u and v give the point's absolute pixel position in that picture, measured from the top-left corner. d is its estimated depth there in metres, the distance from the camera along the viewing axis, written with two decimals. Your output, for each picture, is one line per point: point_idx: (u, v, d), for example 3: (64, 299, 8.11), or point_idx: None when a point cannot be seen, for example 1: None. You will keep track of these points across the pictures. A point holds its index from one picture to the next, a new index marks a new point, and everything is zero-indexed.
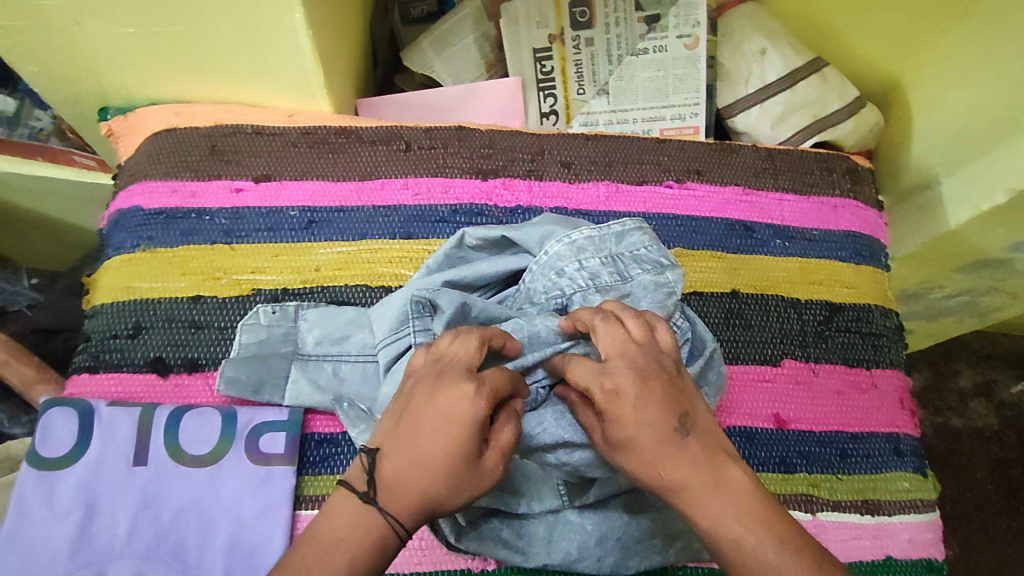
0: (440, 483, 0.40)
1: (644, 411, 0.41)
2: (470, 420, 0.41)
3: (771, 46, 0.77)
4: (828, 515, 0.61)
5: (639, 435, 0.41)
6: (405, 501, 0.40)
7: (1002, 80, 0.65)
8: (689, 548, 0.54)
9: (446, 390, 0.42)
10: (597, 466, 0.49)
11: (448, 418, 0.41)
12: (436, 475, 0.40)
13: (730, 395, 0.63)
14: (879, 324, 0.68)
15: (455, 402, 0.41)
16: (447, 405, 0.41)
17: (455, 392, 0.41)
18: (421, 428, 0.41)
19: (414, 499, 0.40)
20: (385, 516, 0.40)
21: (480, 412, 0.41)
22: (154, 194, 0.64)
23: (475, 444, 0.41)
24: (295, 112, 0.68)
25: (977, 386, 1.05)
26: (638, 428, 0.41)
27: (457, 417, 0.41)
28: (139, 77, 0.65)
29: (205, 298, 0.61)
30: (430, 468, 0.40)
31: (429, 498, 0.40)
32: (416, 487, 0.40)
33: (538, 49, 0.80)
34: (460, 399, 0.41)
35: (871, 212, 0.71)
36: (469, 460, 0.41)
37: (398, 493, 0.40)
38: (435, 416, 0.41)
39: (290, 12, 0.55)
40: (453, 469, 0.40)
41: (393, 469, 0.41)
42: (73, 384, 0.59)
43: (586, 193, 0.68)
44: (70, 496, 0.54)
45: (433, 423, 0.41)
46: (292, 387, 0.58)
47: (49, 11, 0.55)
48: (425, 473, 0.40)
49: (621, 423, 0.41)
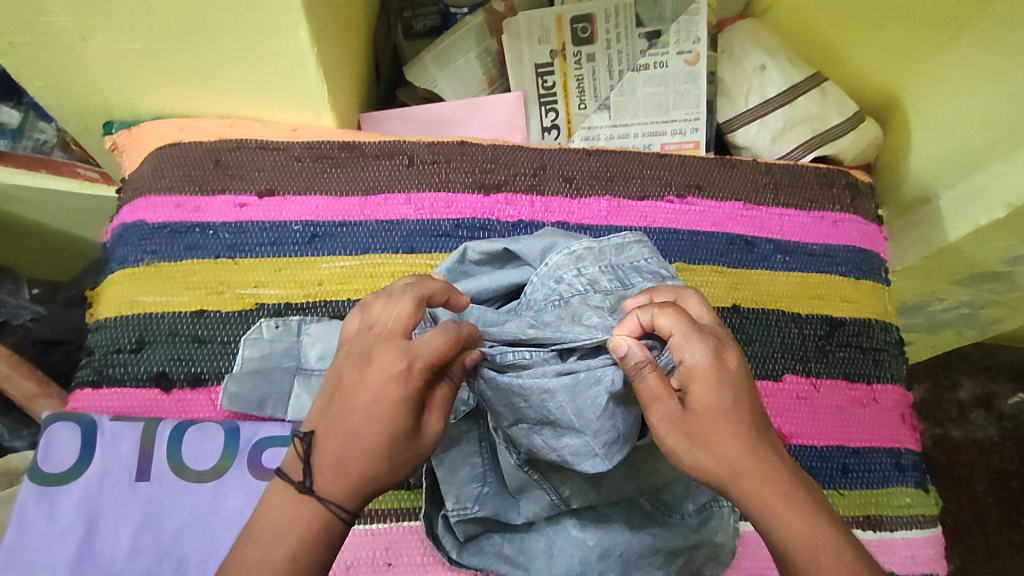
0: (379, 464, 0.41)
1: (737, 383, 0.43)
2: (404, 398, 0.41)
3: (771, 61, 0.79)
4: (863, 533, 0.61)
5: (722, 413, 0.42)
6: (346, 485, 0.41)
7: (1001, 96, 0.65)
8: (692, 564, 0.54)
9: (378, 367, 0.41)
10: (586, 457, 0.46)
11: (383, 398, 0.41)
12: (375, 456, 0.41)
13: (776, 411, 0.63)
14: (879, 339, 0.68)
15: (387, 380, 0.41)
16: (381, 384, 0.41)
17: (387, 366, 0.41)
18: (356, 409, 0.41)
19: (354, 480, 0.41)
20: (326, 505, 0.40)
21: (412, 389, 0.41)
22: (158, 209, 0.64)
23: (412, 416, 0.41)
24: (298, 127, 0.69)
25: (977, 398, 1.05)
26: (727, 398, 0.42)
27: (390, 397, 0.41)
28: (145, 93, 0.65)
29: (209, 312, 0.61)
30: (368, 450, 0.41)
31: (370, 479, 0.41)
32: (353, 469, 0.41)
33: (540, 64, 0.81)
34: (393, 379, 0.41)
35: (871, 227, 0.72)
36: (407, 433, 0.41)
37: (337, 477, 0.41)
38: (370, 394, 0.41)
39: (295, 29, 0.55)
40: (395, 446, 0.41)
41: (330, 453, 0.41)
42: (76, 399, 0.59)
43: (588, 207, 0.68)
44: (71, 512, 0.53)
45: (368, 403, 0.41)
46: (295, 403, 0.58)
47: (56, 28, 0.56)
48: (362, 456, 0.41)
49: (708, 390, 0.42)
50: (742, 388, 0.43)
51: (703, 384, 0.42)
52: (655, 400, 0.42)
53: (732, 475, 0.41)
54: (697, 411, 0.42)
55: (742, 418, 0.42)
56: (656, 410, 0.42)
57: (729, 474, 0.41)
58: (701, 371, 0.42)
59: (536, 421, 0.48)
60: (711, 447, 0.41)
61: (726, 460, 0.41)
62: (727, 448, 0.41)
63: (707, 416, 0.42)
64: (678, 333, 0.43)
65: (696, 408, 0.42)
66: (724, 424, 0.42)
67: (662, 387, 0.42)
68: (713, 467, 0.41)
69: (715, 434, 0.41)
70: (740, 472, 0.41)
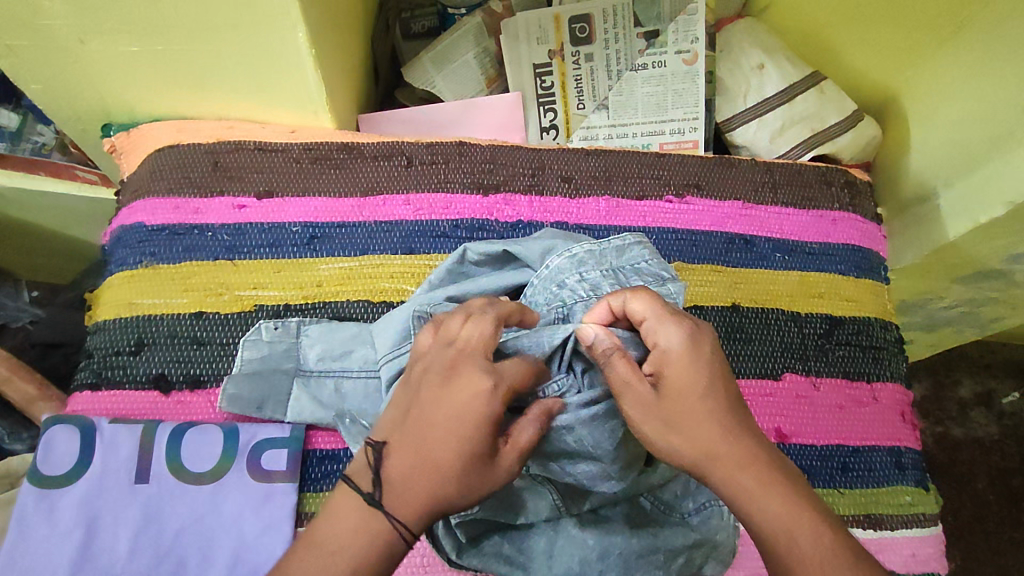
0: (450, 488, 0.41)
1: (711, 366, 0.44)
2: (484, 420, 0.41)
3: (769, 60, 0.79)
4: (857, 531, 0.61)
5: (696, 395, 0.43)
6: (413, 505, 0.40)
7: (1000, 94, 0.65)
8: (692, 563, 0.53)
9: (461, 385, 0.42)
10: (602, 479, 0.49)
11: (462, 416, 0.41)
12: (445, 475, 0.41)
13: (775, 411, 0.63)
14: (880, 337, 0.68)
15: (469, 400, 0.41)
16: (462, 403, 0.41)
17: (470, 386, 0.42)
18: (433, 426, 0.41)
19: (421, 498, 0.41)
20: (392, 522, 0.40)
21: (493, 412, 0.41)
22: (156, 211, 0.64)
23: (490, 441, 0.41)
24: (297, 128, 0.69)
25: (977, 396, 1.05)
26: (699, 379, 0.43)
27: (472, 418, 0.41)
28: (144, 95, 0.65)
29: (207, 313, 0.61)
30: (439, 468, 0.41)
31: (437, 503, 0.41)
32: (422, 490, 0.41)
33: (538, 65, 0.81)
34: (471, 398, 0.42)
35: (870, 225, 0.72)
36: (481, 458, 0.41)
37: (406, 496, 0.41)
38: (449, 412, 0.41)
39: (293, 30, 0.55)
40: (468, 472, 0.41)
41: (400, 468, 0.41)
42: (75, 401, 0.59)
43: (587, 207, 0.68)
44: (70, 515, 0.54)
45: (447, 422, 0.41)
46: (294, 404, 0.58)
47: (54, 30, 0.55)
48: (433, 474, 0.41)
49: (680, 372, 0.43)
50: (716, 371, 0.44)
51: (675, 366, 0.44)
52: (626, 383, 0.44)
53: (705, 460, 0.42)
54: (669, 392, 0.43)
55: (716, 399, 0.43)
56: (628, 393, 0.44)
57: (700, 455, 0.42)
58: (674, 353, 0.44)
59: (554, 449, 0.49)
60: (683, 429, 0.42)
61: (699, 441, 0.42)
62: (699, 427, 0.42)
63: (680, 397, 0.43)
64: (650, 317, 0.45)
65: (669, 389, 0.43)
66: (697, 406, 0.43)
67: (631, 372, 0.44)
68: (684, 447, 0.42)
69: (685, 413, 0.43)
70: (714, 454, 0.42)
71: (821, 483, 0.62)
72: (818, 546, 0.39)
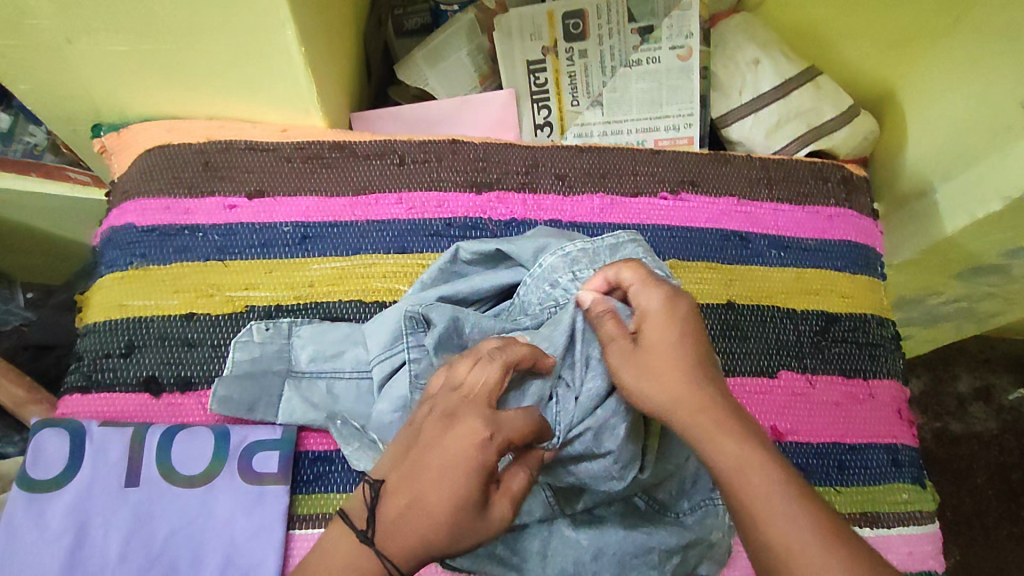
0: (441, 533, 0.40)
1: (687, 326, 0.46)
2: (478, 469, 0.40)
3: (765, 55, 0.78)
4: (866, 531, 0.61)
5: (670, 349, 0.45)
6: (404, 546, 0.41)
7: (998, 88, 0.65)
8: (687, 563, 0.53)
9: (459, 429, 0.41)
10: (604, 479, 0.49)
11: (460, 462, 0.41)
12: (438, 523, 0.40)
13: (775, 411, 0.63)
14: (876, 334, 0.67)
15: (464, 447, 0.41)
16: (457, 448, 0.41)
17: (468, 432, 0.41)
18: (428, 470, 0.41)
19: (413, 541, 0.41)
20: (383, 561, 0.41)
21: (486, 462, 0.41)
22: (147, 212, 0.64)
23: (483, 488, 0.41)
24: (287, 127, 0.69)
25: (976, 391, 1.04)
26: (674, 335, 0.46)
27: (466, 465, 0.40)
28: (133, 95, 0.65)
29: (198, 315, 0.61)
30: (431, 513, 0.40)
31: (428, 545, 0.41)
32: (414, 535, 0.41)
33: (532, 61, 0.81)
34: (470, 444, 0.41)
35: (867, 221, 0.71)
36: (472, 508, 0.40)
37: (399, 537, 0.41)
38: (444, 456, 0.41)
39: (282, 29, 0.55)
40: (459, 521, 0.40)
41: (394, 510, 0.41)
42: (65, 405, 0.58)
43: (581, 205, 0.68)
44: (60, 519, 0.53)
45: (441, 467, 0.41)
46: (286, 405, 0.58)
47: (41, 30, 0.55)
48: (426, 520, 0.40)
49: (658, 327, 0.46)
50: (693, 331, 0.46)
51: (653, 323, 0.46)
52: (610, 337, 0.47)
53: (671, 404, 0.44)
54: (647, 345, 0.45)
55: (689, 355, 0.45)
56: (611, 346, 0.46)
57: (670, 400, 0.44)
58: (654, 312, 0.46)
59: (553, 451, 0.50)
60: (657, 379, 0.44)
61: (666, 389, 0.44)
62: (670, 376, 0.44)
63: (655, 350, 0.45)
64: (636, 281, 0.48)
65: (647, 343, 0.45)
66: (669, 355, 0.45)
67: (616, 329, 0.47)
68: (655, 394, 0.44)
69: (659, 363, 0.45)
70: (681, 403, 0.43)
71: (816, 481, 0.62)
72: (789, 508, 0.39)
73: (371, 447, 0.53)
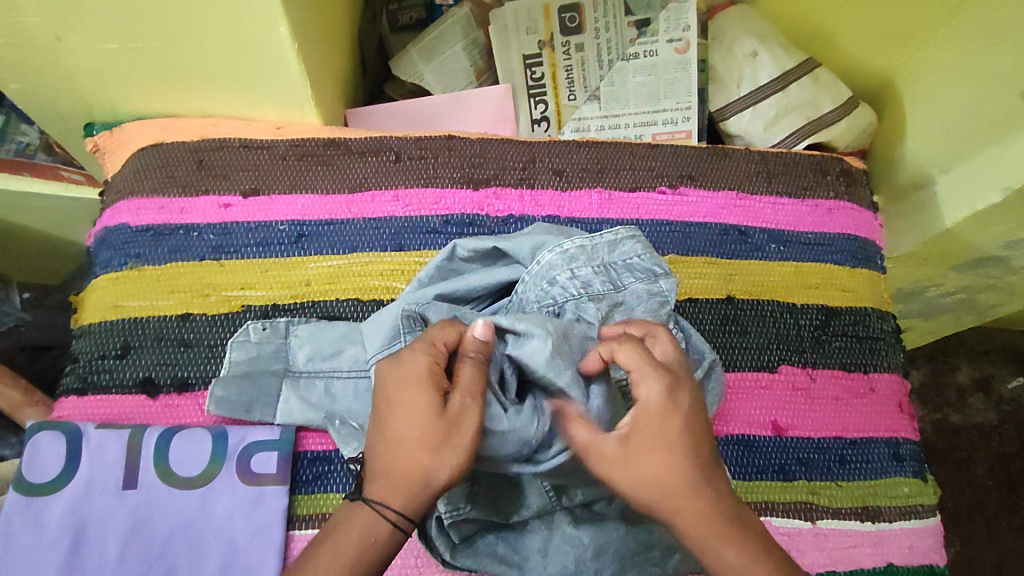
0: (417, 458, 0.42)
1: (689, 419, 0.43)
2: (418, 378, 0.43)
3: (763, 48, 0.77)
4: (828, 522, 0.60)
5: (664, 446, 0.42)
6: (388, 488, 0.43)
7: (998, 79, 0.64)
8: (689, 560, 0.54)
9: (396, 361, 0.45)
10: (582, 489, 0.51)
11: (405, 381, 0.44)
12: (413, 447, 0.42)
13: (767, 406, 0.62)
14: (876, 327, 0.67)
15: (400, 366, 0.44)
16: (397, 373, 0.44)
17: (400, 356, 0.45)
18: (384, 404, 0.44)
19: (402, 478, 0.42)
20: (370, 505, 0.43)
21: (423, 365, 0.44)
22: (140, 211, 0.63)
23: (433, 393, 0.43)
24: (282, 124, 0.68)
25: (976, 382, 1.04)
26: (670, 432, 0.42)
27: (407, 381, 0.44)
28: (125, 93, 0.64)
29: (194, 315, 0.60)
30: (402, 442, 0.42)
31: (411, 478, 0.42)
32: (394, 471, 0.42)
33: (528, 55, 0.80)
34: (404, 364, 0.44)
35: (866, 214, 0.71)
36: (433, 412, 0.42)
37: (382, 482, 0.43)
38: (391, 385, 0.44)
39: (275, 26, 0.54)
40: (423, 431, 0.42)
41: (376, 459, 0.43)
42: (62, 407, 0.58)
43: (579, 201, 0.67)
44: (57, 523, 0.53)
45: (391, 394, 0.44)
46: (283, 406, 0.57)
47: (30, 29, 0.54)
48: (400, 449, 0.42)
49: (649, 424, 0.43)
50: (693, 425, 0.43)
51: (646, 419, 0.43)
52: (588, 446, 0.44)
53: (672, 512, 0.42)
54: (636, 445, 0.42)
55: (687, 453, 0.42)
56: (591, 455, 0.44)
57: (663, 504, 0.42)
58: (649, 409, 0.43)
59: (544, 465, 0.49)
60: (653, 477, 0.42)
61: (660, 490, 0.42)
62: (663, 480, 0.42)
63: (648, 447, 0.42)
64: (635, 366, 0.44)
65: (639, 443, 0.42)
66: (664, 459, 0.42)
67: (589, 435, 0.44)
68: (647, 495, 0.42)
69: (650, 465, 0.42)
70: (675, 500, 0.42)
71: (817, 477, 0.61)
72: None
73: None
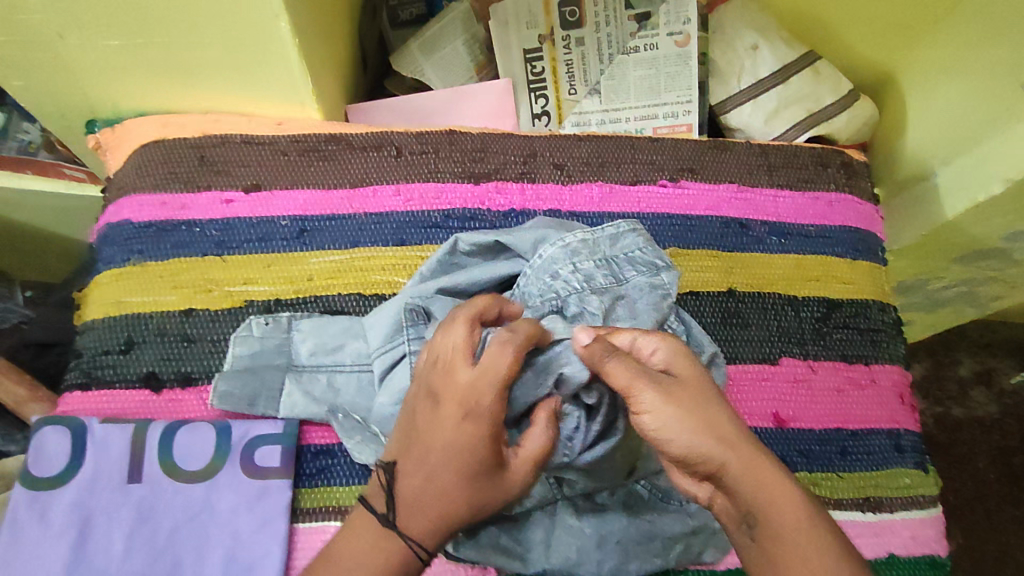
0: (462, 507, 0.43)
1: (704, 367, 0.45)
2: (477, 437, 0.42)
3: (763, 41, 0.77)
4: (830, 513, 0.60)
5: (706, 388, 0.43)
6: (427, 527, 0.43)
7: (1003, 68, 0.64)
8: (691, 550, 0.54)
9: (445, 411, 0.43)
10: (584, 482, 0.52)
11: (463, 441, 0.42)
12: (458, 498, 0.43)
13: (767, 399, 0.63)
14: (878, 319, 0.67)
15: (457, 424, 0.42)
16: (451, 426, 0.42)
17: (455, 408, 0.43)
18: (430, 451, 0.43)
19: (440, 519, 0.43)
20: (408, 543, 0.43)
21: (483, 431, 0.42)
22: (143, 207, 0.63)
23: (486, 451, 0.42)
24: (282, 120, 0.68)
25: (977, 375, 1.04)
26: (699, 367, 0.44)
27: (464, 438, 0.42)
28: (127, 89, 0.64)
29: (197, 311, 0.60)
30: (447, 490, 0.42)
31: (451, 520, 0.43)
32: (435, 512, 0.43)
33: (528, 50, 0.80)
34: (466, 424, 0.42)
35: (867, 206, 0.71)
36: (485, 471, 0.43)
37: (418, 516, 0.43)
38: (443, 436, 0.43)
39: (274, 21, 0.54)
40: (476, 488, 0.43)
41: (410, 492, 0.43)
42: (66, 402, 0.58)
43: (580, 194, 0.67)
44: (62, 515, 0.53)
45: (442, 446, 0.43)
46: (287, 400, 0.58)
47: (32, 25, 0.54)
48: (443, 496, 0.43)
49: (680, 361, 0.44)
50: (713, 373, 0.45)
51: (677, 360, 0.45)
52: (634, 376, 0.43)
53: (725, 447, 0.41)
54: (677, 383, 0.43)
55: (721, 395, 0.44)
56: (638, 390, 0.42)
57: (715, 444, 0.41)
58: (670, 349, 0.45)
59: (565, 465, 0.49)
60: (705, 414, 0.42)
61: (709, 425, 0.42)
62: (710, 418, 0.42)
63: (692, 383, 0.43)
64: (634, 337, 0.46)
65: (679, 382, 0.43)
66: (705, 394, 0.43)
67: (630, 373, 0.43)
68: (692, 432, 0.41)
69: (693, 400, 0.42)
70: (732, 442, 0.41)
71: (818, 467, 0.61)
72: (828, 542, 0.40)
73: (373, 440, 0.54)
